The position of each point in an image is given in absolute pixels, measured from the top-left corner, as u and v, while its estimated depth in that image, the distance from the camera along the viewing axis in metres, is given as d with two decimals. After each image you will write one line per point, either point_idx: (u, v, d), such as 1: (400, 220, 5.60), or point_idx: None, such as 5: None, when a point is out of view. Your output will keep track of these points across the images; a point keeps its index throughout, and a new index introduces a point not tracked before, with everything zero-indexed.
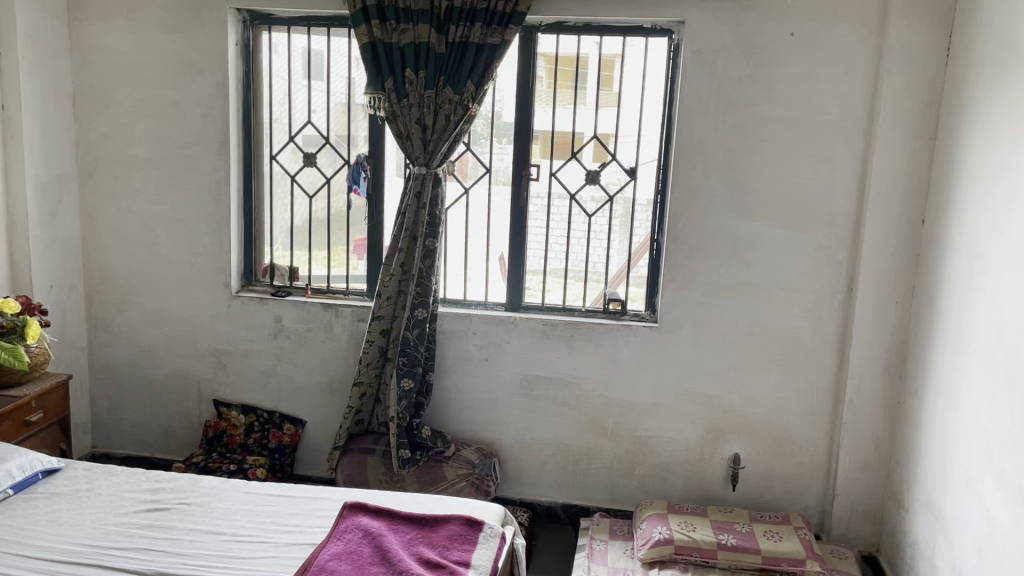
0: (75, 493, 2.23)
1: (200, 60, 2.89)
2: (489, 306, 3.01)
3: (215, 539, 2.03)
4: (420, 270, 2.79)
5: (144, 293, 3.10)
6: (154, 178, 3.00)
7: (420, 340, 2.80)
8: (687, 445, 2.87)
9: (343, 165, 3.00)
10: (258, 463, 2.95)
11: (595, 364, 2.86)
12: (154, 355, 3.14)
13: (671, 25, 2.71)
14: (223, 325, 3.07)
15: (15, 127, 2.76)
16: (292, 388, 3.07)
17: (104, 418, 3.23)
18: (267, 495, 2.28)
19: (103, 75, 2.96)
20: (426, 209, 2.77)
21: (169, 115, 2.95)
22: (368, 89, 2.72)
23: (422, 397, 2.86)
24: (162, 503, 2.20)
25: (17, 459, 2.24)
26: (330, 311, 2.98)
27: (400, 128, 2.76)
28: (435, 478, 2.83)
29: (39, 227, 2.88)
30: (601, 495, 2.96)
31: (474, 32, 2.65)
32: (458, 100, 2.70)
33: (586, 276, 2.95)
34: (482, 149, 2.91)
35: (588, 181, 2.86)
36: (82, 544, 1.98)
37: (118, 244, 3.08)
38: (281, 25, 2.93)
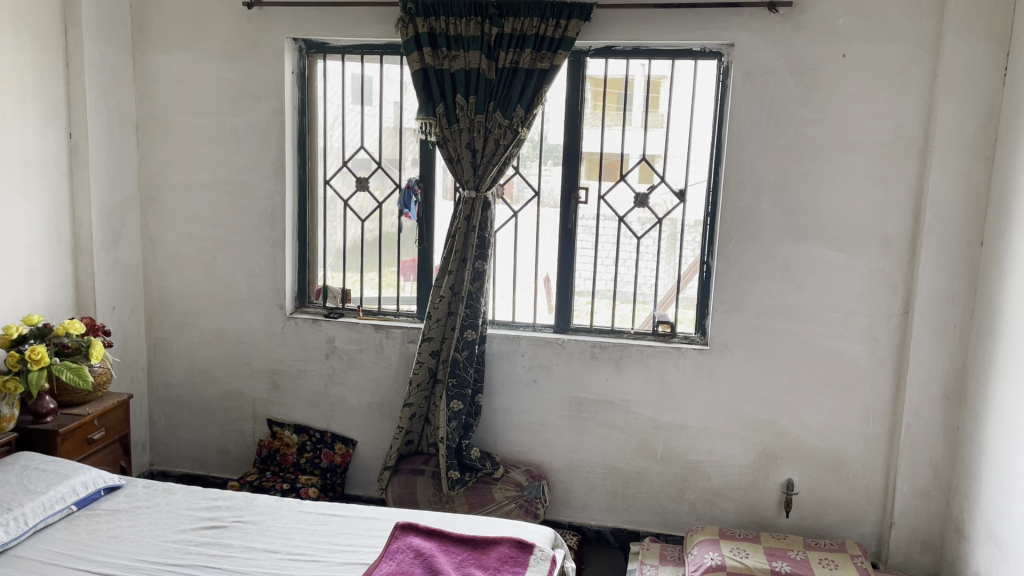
0: (136, 510, 2.28)
1: (257, 88, 2.98)
2: (537, 328, 3.02)
3: (270, 557, 2.06)
4: (469, 292, 2.82)
5: (202, 314, 3.18)
6: (213, 202, 3.09)
7: (469, 361, 2.82)
8: (739, 470, 2.83)
9: (394, 189, 3.06)
10: (311, 482, 2.98)
11: (645, 387, 2.85)
12: (210, 375, 3.22)
13: (720, 48, 2.72)
14: (277, 346, 3.13)
15: (81, 155, 2.87)
16: (343, 408, 3.11)
17: (162, 437, 3.31)
18: (320, 513, 2.31)
19: (165, 103, 3.06)
20: (475, 232, 2.80)
21: (228, 142, 3.04)
22: (419, 114, 2.77)
23: (471, 418, 2.88)
24: (218, 520, 2.24)
25: (80, 476, 2.30)
26: (380, 332, 3.03)
27: (450, 153, 2.81)
28: (484, 499, 2.82)
29: (103, 250, 2.98)
30: (651, 519, 2.93)
31: (524, 57, 2.69)
32: (508, 124, 2.73)
33: (635, 299, 2.95)
34: (530, 171, 2.93)
35: (636, 204, 2.87)
36: (142, 560, 2.02)
37: (178, 266, 3.17)
38: (335, 53, 3.01)
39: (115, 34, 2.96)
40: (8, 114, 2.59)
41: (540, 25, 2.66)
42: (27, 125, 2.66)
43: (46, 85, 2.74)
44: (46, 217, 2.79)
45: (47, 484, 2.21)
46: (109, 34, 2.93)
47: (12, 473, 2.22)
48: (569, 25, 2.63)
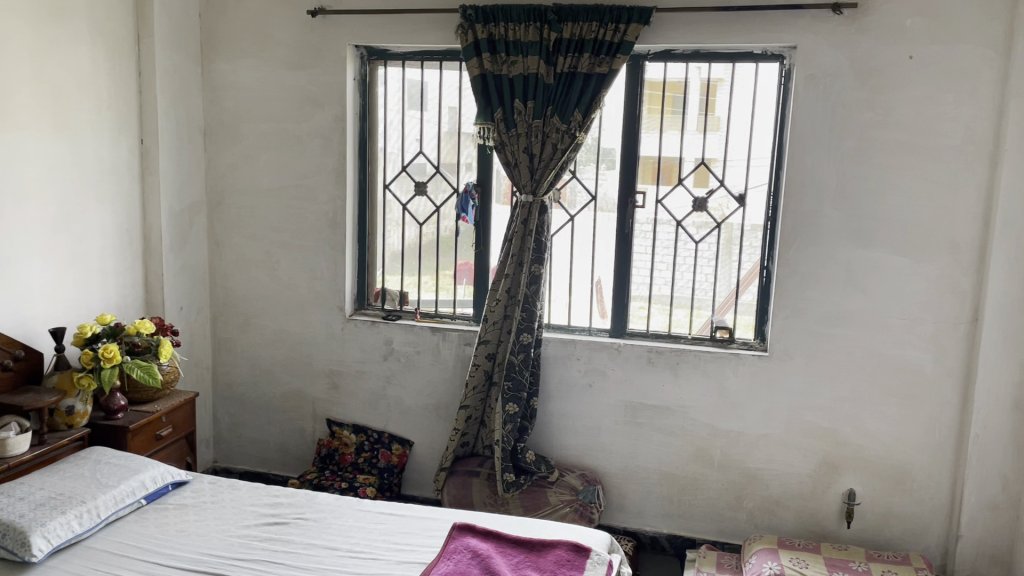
0: (202, 505, 2.35)
1: (320, 95, 3.04)
2: (593, 332, 3.02)
3: (331, 554, 2.10)
4: (526, 296, 2.83)
5: (265, 315, 3.26)
6: (276, 206, 3.17)
7: (525, 365, 2.84)
8: (799, 478, 2.78)
9: (452, 193, 3.09)
10: (368, 482, 3.03)
11: (703, 393, 2.82)
12: (272, 375, 3.29)
13: (782, 51, 2.68)
14: (337, 348, 3.19)
15: (152, 160, 2.97)
16: (400, 409, 3.15)
17: (225, 435, 3.40)
18: (379, 513, 2.35)
19: (232, 110, 3.15)
20: (532, 236, 2.82)
21: (291, 147, 3.11)
22: (478, 120, 2.80)
23: (526, 422, 2.89)
24: (280, 517, 2.30)
25: (150, 471, 2.38)
26: (437, 335, 3.06)
27: (508, 157, 2.83)
28: (539, 502, 2.82)
29: (172, 252, 3.08)
30: (708, 527, 2.90)
31: (582, 62, 2.69)
32: (566, 129, 2.74)
33: (692, 304, 2.93)
34: (587, 176, 2.94)
35: (694, 208, 2.85)
36: (209, 553, 2.08)
37: (242, 269, 3.25)
38: (395, 59, 3.06)
39: (185, 44, 3.06)
40: (84, 122, 2.69)
41: (598, 30, 2.66)
42: (101, 132, 2.77)
43: (119, 94, 2.84)
44: (118, 220, 2.89)
45: (118, 478, 2.28)
46: (179, 43, 3.02)
47: (86, 466, 2.30)
48: (629, 29, 2.63)
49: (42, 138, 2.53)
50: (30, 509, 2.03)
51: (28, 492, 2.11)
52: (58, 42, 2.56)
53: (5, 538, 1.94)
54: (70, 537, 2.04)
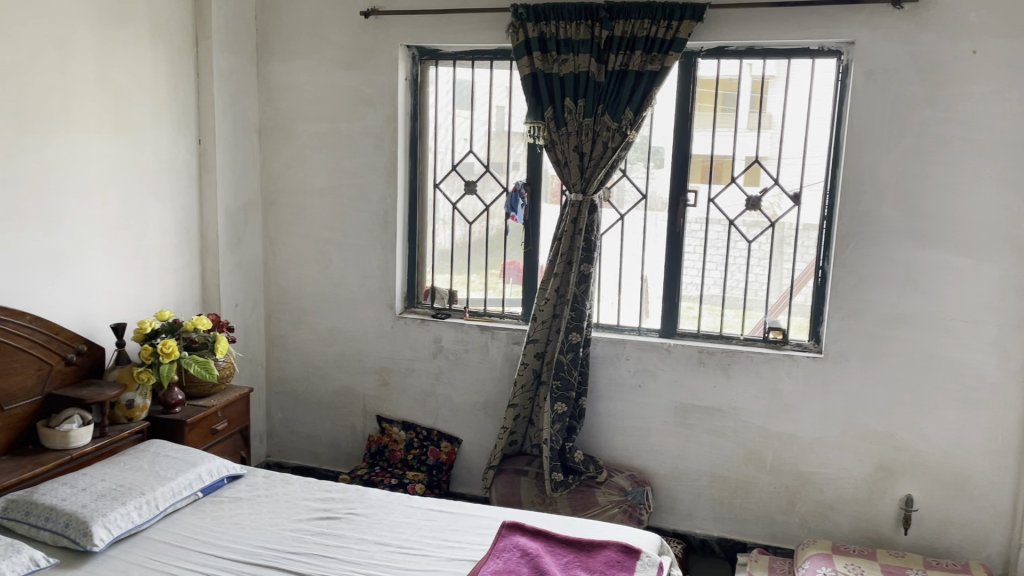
0: (256, 499, 2.40)
1: (373, 95, 3.07)
2: (643, 332, 2.99)
3: (381, 549, 2.12)
4: (575, 295, 2.82)
5: (317, 313, 3.31)
6: (329, 205, 3.21)
7: (573, 364, 2.83)
8: (854, 483, 2.72)
9: (502, 192, 3.09)
10: (417, 479, 3.05)
11: (755, 395, 2.78)
12: (324, 372, 3.34)
13: (840, 46, 2.63)
14: (387, 345, 3.22)
15: (210, 160, 3.03)
16: (449, 407, 3.17)
17: (278, 430, 3.45)
18: (429, 509, 2.36)
19: (286, 111, 3.20)
20: (581, 235, 2.81)
21: (343, 146, 3.15)
22: (528, 119, 2.80)
23: (575, 421, 2.88)
24: (332, 512, 2.33)
25: (206, 464, 2.43)
26: (486, 333, 3.07)
27: (559, 155, 2.82)
28: (587, 502, 2.80)
29: (228, 250, 3.14)
30: (760, 530, 2.85)
31: (634, 60, 2.67)
32: (617, 127, 2.73)
33: (744, 305, 2.88)
34: (638, 174, 2.91)
35: (748, 207, 2.81)
36: (263, 546, 2.12)
37: (295, 267, 3.31)
38: (446, 59, 3.08)
39: (241, 46, 3.12)
40: (144, 123, 2.76)
41: (650, 27, 2.64)
42: (161, 133, 2.84)
43: (178, 95, 2.91)
44: (177, 218, 2.96)
45: (176, 471, 2.34)
46: (236, 45, 3.09)
47: (145, 459, 2.36)
48: (681, 26, 2.60)
49: (105, 138, 2.60)
50: (92, 500, 2.09)
51: (90, 483, 2.18)
52: (121, 44, 2.63)
53: (68, 528, 1.99)
54: (130, 528, 2.09)
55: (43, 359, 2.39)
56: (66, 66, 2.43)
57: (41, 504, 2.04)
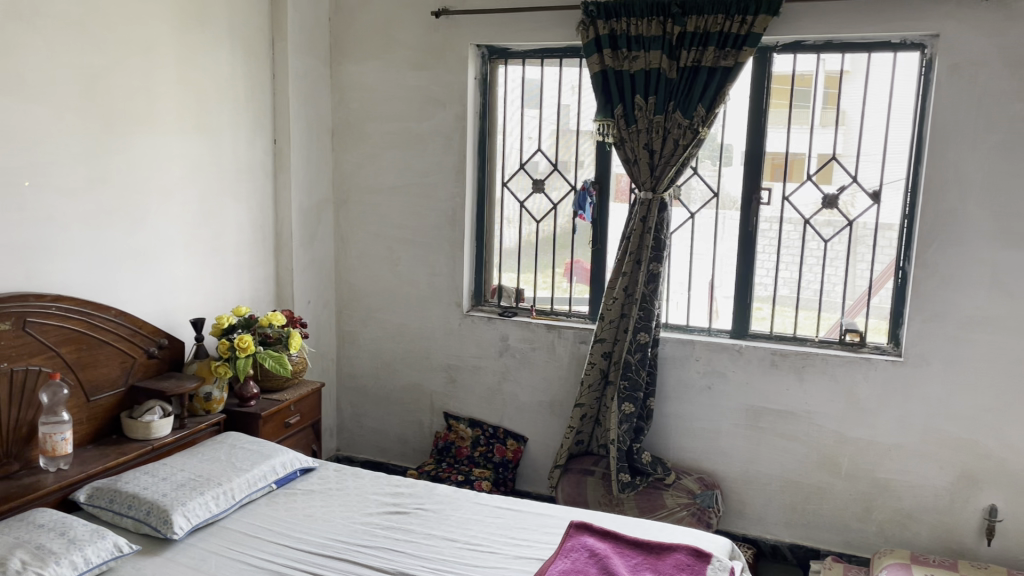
0: (328, 492, 2.44)
1: (443, 94, 3.10)
2: (713, 333, 2.94)
3: (450, 545, 2.14)
4: (643, 294, 2.79)
5: (387, 310, 3.35)
6: (399, 204, 3.25)
7: (642, 364, 2.80)
8: (935, 491, 2.63)
9: (570, 190, 3.08)
10: (484, 475, 3.05)
11: (830, 398, 2.71)
12: (392, 368, 3.39)
13: (924, 39, 2.54)
14: (455, 343, 3.25)
15: (284, 159, 3.10)
16: (515, 406, 3.17)
17: (348, 424, 3.51)
18: (496, 507, 2.37)
19: (358, 111, 3.26)
20: (651, 234, 2.77)
21: (413, 145, 3.18)
22: (598, 116, 2.79)
23: (643, 422, 2.86)
24: (401, 506, 2.36)
25: (280, 456, 2.49)
26: (553, 332, 3.07)
27: (628, 154, 2.80)
28: (654, 505, 2.75)
29: (301, 248, 3.21)
30: (834, 538, 2.78)
31: (707, 55, 2.63)
32: (688, 124, 2.68)
33: (820, 308, 2.81)
34: (710, 173, 2.87)
35: (824, 205, 2.74)
36: (334, 538, 2.16)
37: (365, 264, 3.36)
38: (516, 58, 3.08)
39: (316, 47, 3.19)
40: (223, 124, 2.84)
41: (724, 22, 2.59)
42: (238, 133, 2.91)
43: (255, 96, 2.98)
44: (253, 216, 3.03)
45: (252, 463, 2.40)
46: (310, 47, 3.15)
47: (222, 451, 2.43)
48: (756, 21, 2.55)
49: (186, 138, 2.68)
50: (172, 489, 2.16)
51: (170, 473, 2.25)
52: (202, 47, 2.71)
53: (150, 516, 2.06)
54: (207, 517, 2.15)
55: (127, 352, 2.48)
56: (150, 69, 2.51)
57: (124, 492, 2.12)
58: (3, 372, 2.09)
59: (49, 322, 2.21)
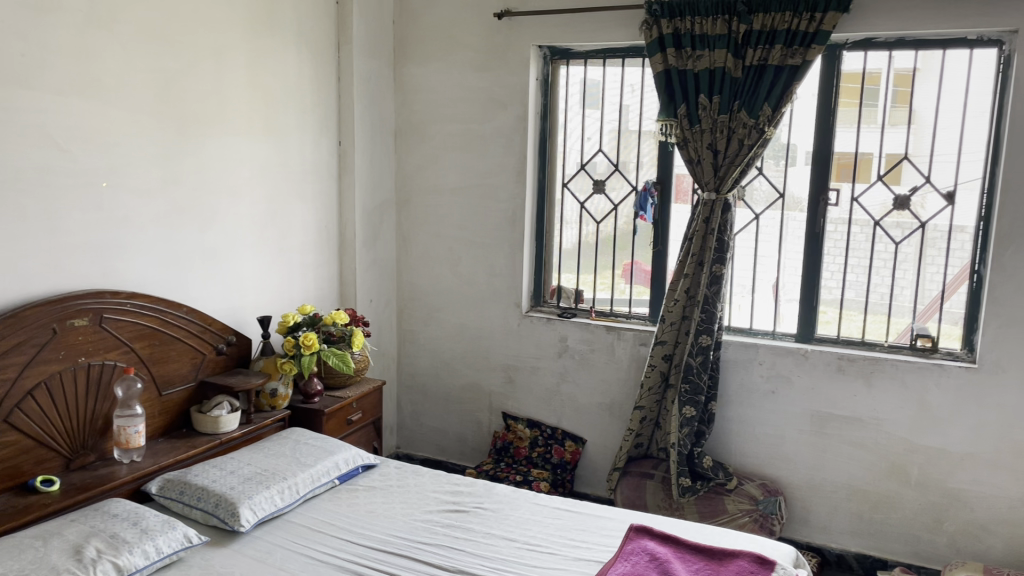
0: (389, 489, 2.47)
1: (504, 96, 3.11)
2: (777, 337, 2.88)
3: (509, 545, 2.14)
4: (706, 296, 2.75)
5: (447, 310, 3.38)
6: (459, 204, 3.27)
7: (703, 367, 2.76)
8: (1010, 503, 2.53)
9: (632, 191, 3.06)
10: (542, 476, 3.05)
11: (899, 405, 2.63)
12: (452, 368, 3.41)
13: (1002, 35, 2.46)
14: (514, 343, 3.25)
15: (348, 160, 3.15)
16: (574, 407, 3.16)
17: (408, 422, 3.55)
18: (555, 508, 2.37)
19: (421, 112, 3.29)
20: (714, 235, 2.74)
21: (474, 147, 3.20)
22: (661, 116, 2.77)
23: (704, 426, 2.82)
24: (461, 505, 2.37)
25: (343, 453, 2.53)
26: (612, 334, 3.05)
27: (691, 154, 2.77)
28: (716, 510, 2.73)
29: (363, 248, 3.26)
30: (903, 549, 2.70)
31: (774, 54, 2.58)
32: (754, 124, 2.64)
33: (889, 312, 2.73)
34: (776, 173, 2.82)
35: (895, 206, 2.67)
36: (395, 535, 2.18)
37: (426, 264, 3.39)
38: (578, 58, 3.07)
39: (380, 50, 3.24)
40: (290, 126, 2.90)
41: (792, 20, 2.55)
42: (305, 135, 2.97)
43: (321, 99, 3.04)
44: (318, 217, 3.09)
45: (315, 458, 2.45)
46: (375, 50, 3.20)
47: (287, 446, 2.49)
48: (825, 18, 2.49)
49: (255, 140, 2.75)
50: (239, 482, 2.21)
51: (238, 467, 2.31)
52: (270, 52, 2.78)
53: (218, 508, 2.12)
54: (273, 511, 2.20)
55: (198, 348, 2.56)
56: (221, 73, 2.58)
57: (193, 485, 2.18)
58: (81, 366, 2.17)
59: (124, 319, 2.29)
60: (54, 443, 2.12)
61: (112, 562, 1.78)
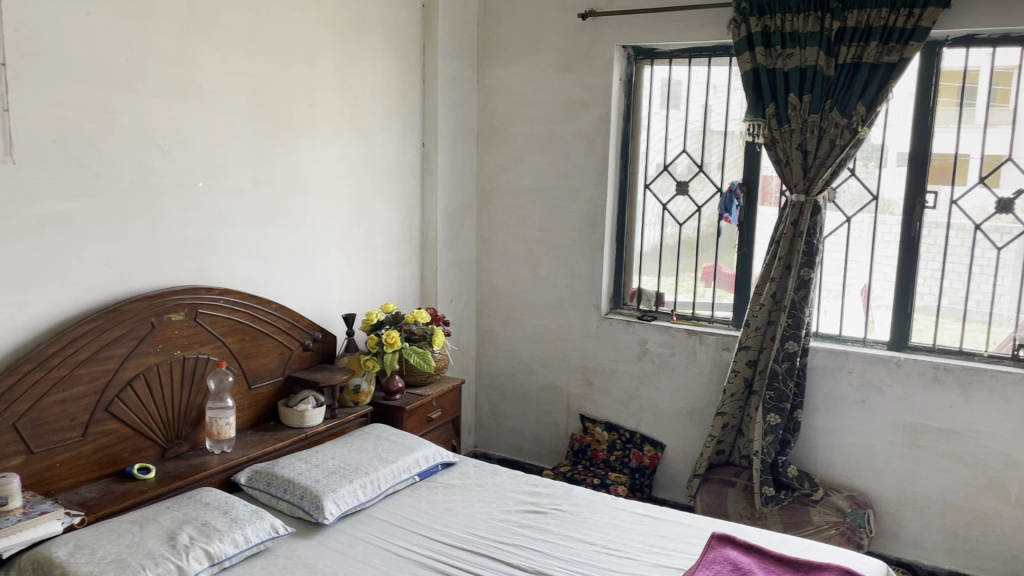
0: (468, 487, 2.49)
1: (587, 96, 3.09)
2: (868, 344, 2.78)
3: (587, 548, 2.13)
4: (793, 301, 2.68)
5: (526, 311, 3.39)
6: (540, 205, 3.28)
7: (789, 374, 2.70)
8: None
9: (716, 193, 3.00)
10: (620, 480, 3.03)
11: (999, 418, 2.51)
12: (530, 368, 3.42)
13: None
14: (593, 345, 3.24)
15: (431, 161, 3.19)
16: (653, 411, 3.13)
17: (485, 421, 3.58)
18: (635, 513, 2.34)
19: (503, 114, 3.31)
20: (803, 238, 2.66)
21: (556, 148, 3.20)
22: (748, 117, 2.71)
23: (789, 435, 2.75)
24: (539, 506, 2.37)
25: (423, 450, 2.56)
26: (694, 338, 3.00)
27: (779, 154, 2.71)
28: (801, 521, 2.62)
29: (445, 248, 3.29)
30: (1001, 569, 2.57)
31: (869, 51, 2.50)
32: (846, 123, 2.56)
33: (990, 321, 2.61)
34: (868, 174, 2.72)
35: (998, 209, 2.55)
36: (473, 533, 2.19)
37: (506, 265, 3.41)
38: (663, 58, 3.04)
39: (464, 53, 3.27)
40: (375, 128, 2.95)
41: (889, 16, 2.46)
42: (390, 137, 3.02)
43: (406, 100, 3.08)
44: (401, 217, 3.14)
45: (396, 454, 2.49)
46: (459, 52, 3.24)
47: (369, 441, 2.53)
48: (924, 14, 2.40)
49: (343, 142, 2.81)
50: (323, 476, 2.27)
51: (322, 461, 2.36)
52: (358, 55, 2.84)
53: (303, 500, 2.17)
54: (355, 505, 2.24)
55: (285, 344, 2.63)
56: (311, 76, 2.65)
57: (280, 476, 2.24)
58: (176, 359, 2.25)
59: (218, 314, 2.37)
60: (150, 432, 2.21)
61: (203, 550, 1.84)
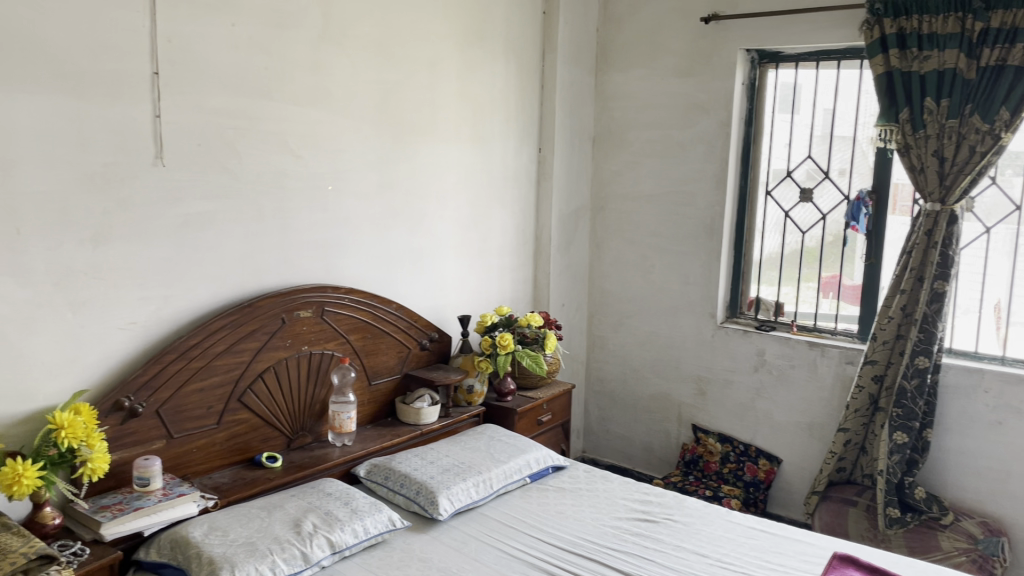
0: (579, 491, 2.49)
1: (707, 101, 3.05)
2: (1007, 362, 2.61)
3: (701, 560, 2.09)
4: (925, 315, 2.56)
5: (638, 317, 3.36)
6: (655, 211, 3.25)
7: (919, 392, 2.58)
8: None
9: (842, 200, 2.90)
10: (733, 493, 2.97)
11: None
12: (641, 375, 3.39)
13: None
14: (706, 354, 3.18)
15: (547, 166, 3.21)
16: (769, 424, 3.05)
17: (595, 427, 3.57)
18: (750, 527, 2.29)
19: (620, 119, 3.31)
20: (937, 249, 2.54)
21: (673, 153, 3.17)
22: (880, 121, 2.60)
23: (917, 455, 2.63)
24: (650, 515, 2.35)
25: (534, 452, 2.58)
26: (815, 350, 2.90)
27: (913, 161, 2.59)
28: (928, 546, 2.50)
29: (559, 252, 3.31)
30: None
31: (1015, 52, 2.36)
32: (988, 129, 2.43)
33: None
34: (1011, 184, 2.57)
35: None
36: (584, 538, 2.19)
37: (619, 270, 3.40)
38: (788, 61, 2.96)
39: (583, 58, 3.28)
40: (494, 133, 3.00)
41: None
42: (508, 142, 3.07)
43: (525, 106, 3.12)
44: (516, 221, 3.17)
45: (509, 455, 2.52)
46: (578, 57, 3.25)
47: (482, 441, 2.57)
48: None
49: (463, 146, 2.88)
50: (438, 472, 2.32)
51: (437, 458, 2.42)
52: (480, 62, 2.90)
53: (419, 495, 2.23)
54: (468, 503, 2.28)
55: (403, 342, 2.70)
56: (435, 82, 2.72)
57: (397, 471, 2.31)
58: (304, 354, 2.35)
59: (342, 312, 2.46)
60: (278, 422, 2.32)
61: (325, 538, 1.92)
